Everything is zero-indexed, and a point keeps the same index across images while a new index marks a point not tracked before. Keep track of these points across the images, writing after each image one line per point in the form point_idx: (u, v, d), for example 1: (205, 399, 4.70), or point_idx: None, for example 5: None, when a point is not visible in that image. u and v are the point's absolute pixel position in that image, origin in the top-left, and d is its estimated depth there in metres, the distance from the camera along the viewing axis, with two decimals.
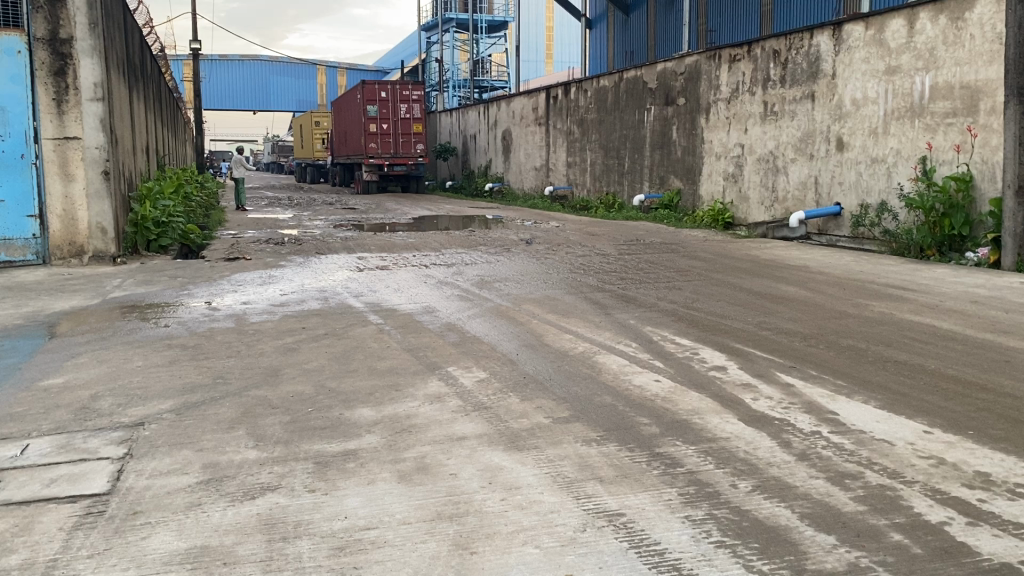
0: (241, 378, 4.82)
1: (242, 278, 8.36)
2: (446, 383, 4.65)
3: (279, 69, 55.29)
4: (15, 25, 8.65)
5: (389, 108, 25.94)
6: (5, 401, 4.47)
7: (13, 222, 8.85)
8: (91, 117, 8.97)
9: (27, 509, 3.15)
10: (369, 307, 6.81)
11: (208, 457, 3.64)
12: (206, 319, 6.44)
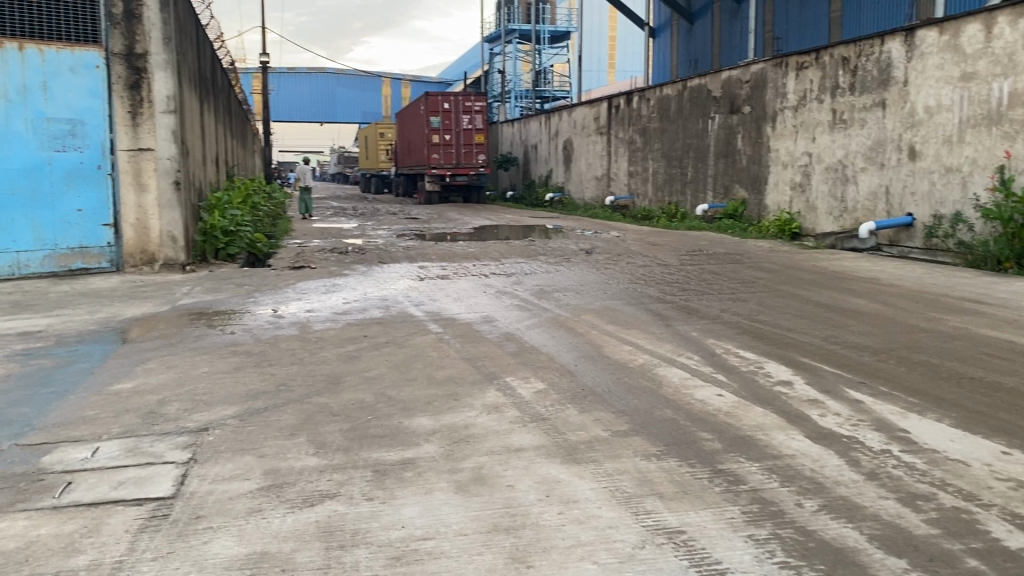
0: (303, 385, 4.88)
1: (306, 286, 8.49)
2: (504, 393, 4.63)
3: (346, 81, 56.31)
4: (94, 41, 8.97)
5: (452, 119, 26.06)
6: (78, 404, 4.60)
7: (89, 231, 9.14)
8: (164, 129, 9.25)
9: (95, 510, 3.22)
10: (429, 316, 6.84)
11: (269, 463, 3.69)
12: (270, 326, 6.55)
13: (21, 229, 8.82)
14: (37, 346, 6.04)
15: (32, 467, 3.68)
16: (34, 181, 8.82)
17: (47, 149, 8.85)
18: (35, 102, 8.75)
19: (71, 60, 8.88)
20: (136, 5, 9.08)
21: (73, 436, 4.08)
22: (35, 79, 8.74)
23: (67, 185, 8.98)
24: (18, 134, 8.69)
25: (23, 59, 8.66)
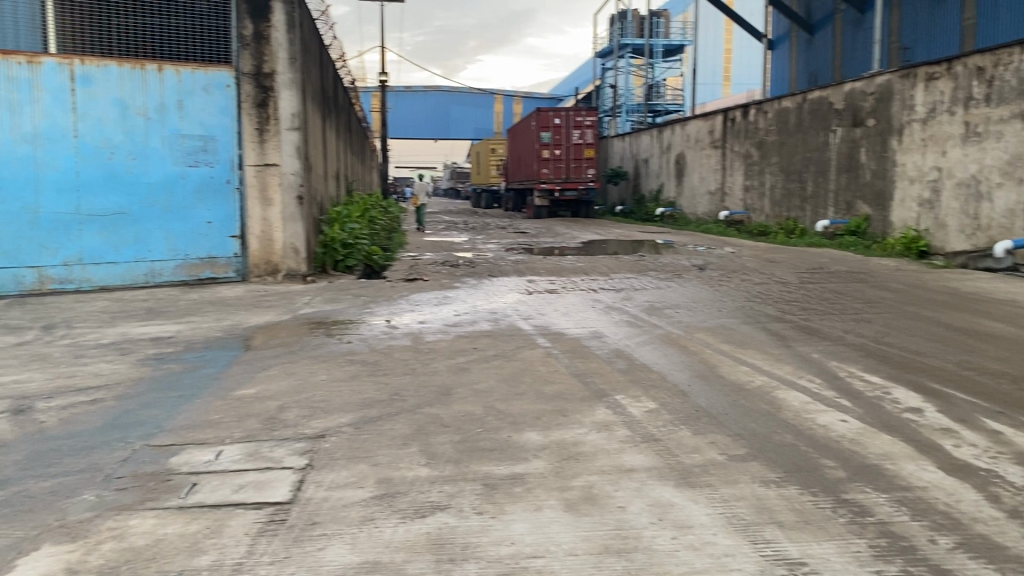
0: (415, 396, 4.94)
1: (419, 298, 8.63)
2: (614, 411, 4.55)
3: (460, 98, 57.39)
4: (226, 61, 9.43)
5: (563, 134, 26.09)
6: (203, 408, 4.80)
7: (217, 242, 9.60)
8: (288, 145, 9.64)
9: (218, 512, 3.34)
10: (538, 330, 6.83)
11: (382, 472, 3.74)
12: (384, 337, 6.69)
13: (156, 240, 9.32)
14: (167, 351, 6.37)
15: (161, 467, 3.85)
16: (168, 195, 9.31)
17: (181, 164, 9.33)
18: (171, 120, 9.23)
19: (204, 80, 9.33)
20: (265, 26, 9.47)
21: (199, 438, 4.26)
22: (172, 99, 9.21)
23: (199, 198, 9.45)
24: (155, 150, 9.19)
25: (162, 80, 9.14)
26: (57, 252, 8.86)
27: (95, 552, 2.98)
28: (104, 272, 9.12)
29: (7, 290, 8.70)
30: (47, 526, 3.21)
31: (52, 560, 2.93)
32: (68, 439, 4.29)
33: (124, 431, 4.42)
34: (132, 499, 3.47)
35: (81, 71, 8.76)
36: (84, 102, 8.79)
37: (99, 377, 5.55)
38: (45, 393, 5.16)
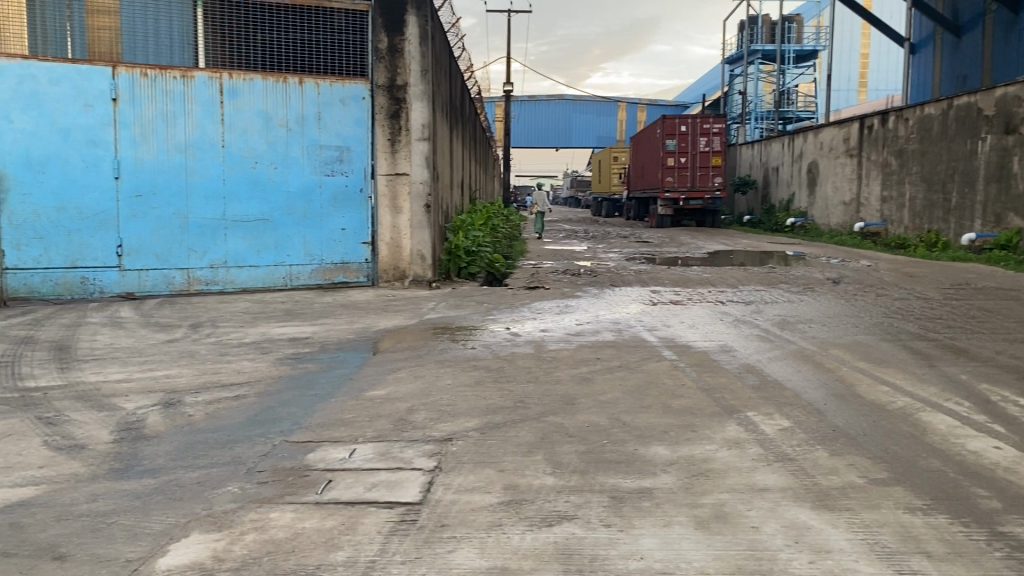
0: (540, 404, 4.95)
1: (541, 306, 8.66)
2: (745, 428, 4.42)
3: (583, 107, 57.42)
4: (362, 74, 9.78)
5: (689, 141, 25.77)
6: (337, 407, 4.97)
7: (350, 248, 9.96)
8: (418, 155, 9.88)
9: (352, 509, 3.44)
10: (663, 341, 6.73)
11: (509, 478, 3.76)
12: (508, 344, 6.74)
13: (293, 245, 9.75)
14: (303, 351, 6.64)
15: (299, 463, 4.01)
16: (306, 202, 9.73)
17: (318, 173, 9.73)
18: (310, 131, 9.64)
19: (342, 92, 9.70)
20: (399, 40, 9.75)
21: (333, 436, 4.41)
22: (312, 110, 9.62)
23: (334, 206, 9.83)
24: (294, 159, 9.63)
25: (302, 93, 9.56)
26: (204, 255, 9.38)
27: (240, 542, 3.12)
28: (245, 275, 9.59)
29: (159, 290, 9.26)
30: (195, 514, 3.39)
31: (201, 547, 3.08)
32: (213, 432, 4.53)
33: (264, 427, 4.62)
34: (272, 493, 3.62)
35: (230, 85, 9.26)
36: (231, 113, 9.29)
37: (241, 374, 5.84)
38: (192, 388, 5.47)
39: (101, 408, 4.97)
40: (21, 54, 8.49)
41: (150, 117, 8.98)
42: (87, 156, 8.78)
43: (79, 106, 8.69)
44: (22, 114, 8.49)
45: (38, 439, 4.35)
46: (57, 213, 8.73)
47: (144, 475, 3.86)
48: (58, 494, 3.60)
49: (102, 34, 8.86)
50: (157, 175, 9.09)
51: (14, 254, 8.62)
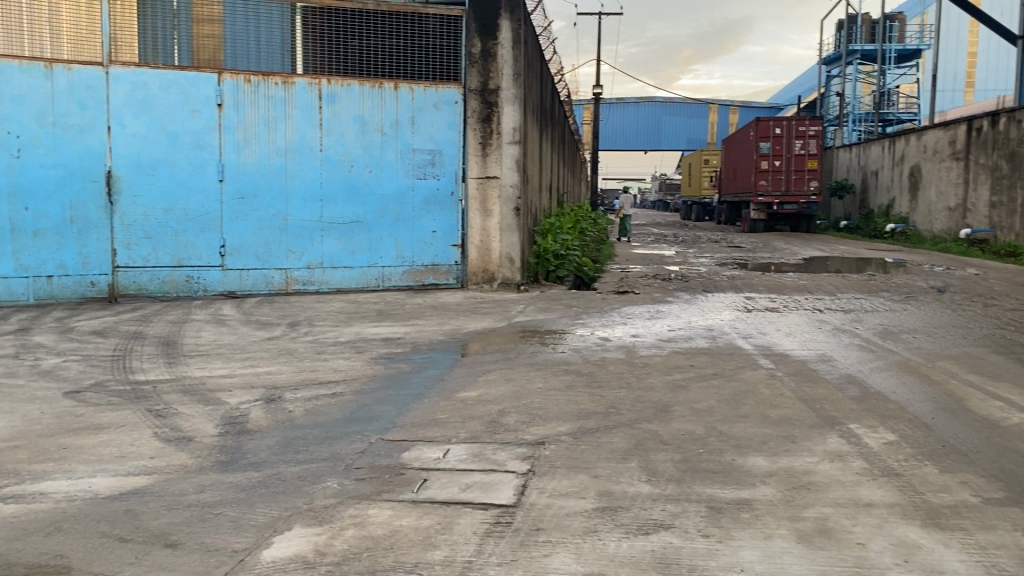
0: (633, 410, 4.89)
1: (631, 311, 8.59)
2: (848, 440, 4.27)
3: (673, 109, 56.72)
4: (455, 78, 9.89)
5: (784, 144, 25.12)
6: (430, 408, 5.03)
7: (441, 250, 10.08)
8: (509, 159, 9.95)
9: (447, 509, 3.48)
10: (759, 350, 6.57)
11: (603, 485, 3.73)
12: (598, 348, 6.70)
13: (386, 247, 9.93)
14: (396, 351, 6.75)
15: (395, 461, 4.07)
16: (399, 205, 9.90)
17: (411, 177, 9.89)
18: (404, 135, 9.81)
19: (435, 97, 9.84)
20: (492, 44, 9.83)
21: (427, 436, 4.46)
22: (406, 115, 9.79)
23: (425, 209, 9.98)
24: (388, 163, 9.81)
25: (397, 97, 9.74)
26: (301, 256, 9.65)
27: (340, 537, 3.19)
28: (340, 275, 9.82)
29: (259, 290, 9.55)
30: (297, 508, 3.48)
31: (303, 541, 3.16)
32: (313, 429, 4.64)
33: (361, 425, 4.72)
34: (369, 490, 3.69)
35: (328, 90, 9.51)
36: (329, 118, 9.54)
37: (338, 373, 5.98)
38: (292, 385, 5.62)
39: (207, 402, 5.16)
40: (134, 62, 8.87)
41: (253, 122, 9.29)
42: (193, 159, 9.13)
43: (187, 111, 9.05)
44: (134, 119, 8.88)
45: (149, 431, 4.54)
46: (165, 214, 9.10)
47: (247, 468, 3.99)
48: (168, 484, 3.75)
49: (206, 42, 9.16)
50: (258, 178, 9.40)
51: (125, 253, 9.00)
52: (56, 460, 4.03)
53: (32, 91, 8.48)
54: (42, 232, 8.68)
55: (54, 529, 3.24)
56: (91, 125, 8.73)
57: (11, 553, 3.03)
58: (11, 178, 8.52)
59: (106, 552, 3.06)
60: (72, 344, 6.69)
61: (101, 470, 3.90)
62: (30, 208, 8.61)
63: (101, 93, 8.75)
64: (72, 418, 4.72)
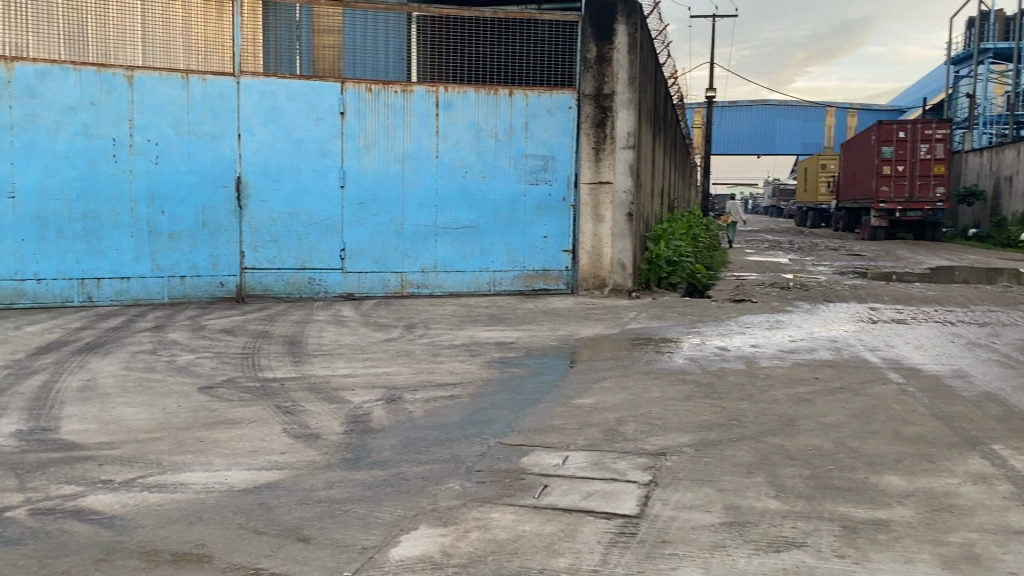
0: (757, 423, 4.76)
1: (749, 320, 8.36)
2: (992, 462, 4.02)
3: (788, 113, 55.12)
4: (569, 84, 9.89)
5: (908, 149, 24.07)
6: (547, 413, 5.02)
7: (552, 255, 10.10)
8: (622, 163, 9.86)
9: (569, 516, 3.45)
10: (888, 363, 6.28)
11: (729, 499, 3.64)
12: (716, 358, 6.55)
13: (498, 251, 10.02)
14: (510, 356, 6.79)
15: (515, 466, 4.08)
16: (511, 210, 9.97)
17: (524, 182, 9.95)
18: (517, 141, 9.88)
19: (549, 102, 9.86)
20: (608, 49, 9.78)
21: (545, 442, 4.45)
22: (520, 121, 9.86)
23: (537, 215, 10.02)
24: (502, 169, 9.89)
25: (511, 104, 9.82)
26: (416, 260, 9.84)
27: (465, 539, 3.22)
28: (453, 279, 9.96)
29: (375, 292, 9.80)
30: (422, 508, 3.54)
31: (429, 541, 3.20)
32: (434, 430, 4.71)
33: (480, 428, 4.76)
34: (491, 493, 3.71)
35: (444, 97, 9.67)
36: (445, 125, 9.70)
37: (454, 375, 6.05)
38: (411, 386, 5.73)
39: (331, 401, 5.32)
40: (263, 72, 9.22)
41: (373, 129, 9.54)
42: (316, 166, 9.44)
43: (311, 119, 9.37)
44: (262, 127, 9.24)
45: (278, 427, 4.71)
46: (290, 218, 9.44)
47: (373, 466, 4.08)
48: (298, 479, 3.88)
49: (326, 52, 9.43)
50: (376, 184, 9.64)
51: (252, 255, 9.37)
52: (194, 452, 4.23)
53: (170, 101, 8.89)
54: (177, 234, 9.09)
55: (196, 519, 3.39)
56: (223, 133, 9.12)
57: (157, 540, 3.19)
58: (150, 183, 8.93)
59: (244, 542, 3.18)
60: (204, 341, 7.01)
61: (236, 464, 4.07)
62: (166, 212, 9.02)
63: (233, 102, 9.13)
64: (208, 412, 4.95)
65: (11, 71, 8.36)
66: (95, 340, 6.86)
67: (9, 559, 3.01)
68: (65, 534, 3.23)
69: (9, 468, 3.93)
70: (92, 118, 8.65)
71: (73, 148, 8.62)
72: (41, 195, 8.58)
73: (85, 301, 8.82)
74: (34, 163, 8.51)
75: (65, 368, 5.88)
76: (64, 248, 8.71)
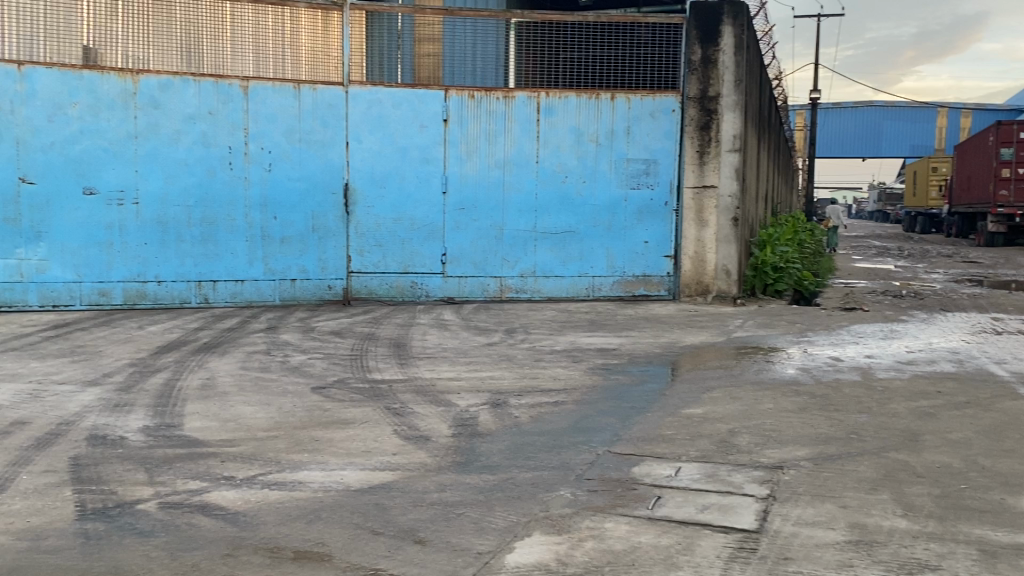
0: (878, 438, 4.55)
1: (862, 330, 8.04)
2: None
3: (895, 113, 53.03)
4: (673, 87, 9.77)
5: None
6: (655, 423, 4.93)
7: (653, 261, 9.99)
8: (728, 167, 9.65)
9: (686, 529, 3.37)
10: (1018, 378, 5.92)
11: (854, 516, 3.48)
12: (830, 369, 6.32)
13: (598, 257, 9.95)
14: (614, 363, 6.71)
15: (626, 475, 4.01)
16: (612, 215, 9.89)
17: (625, 187, 9.86)
18: (619, 146, 9.81)
19: (652, 106, 9.76)
20: (713, 51, 9.59)
21: (656, 452, 4.37)
22: (621, 125, 9.79)
23: (639, 220, 9.91)
24: (603, 173, 9.84)
25: (613, 108, 9.75)
26: (515, 265, 9.87)
27: (580, 548, 3.18)
28: (553, 284, 9.94)
29: (475, 296, 9.87)
30: (534, 515, 3.51)
31: (544, 549, 3.17)
32: (541, 436, 4.69)
33: (587, 435, 4.72)
34: (603, 502, 3.65)
35: (546, 102, 9.68)
36: (546, 131, 9.72)
37: (559, 382, 6.02)
38: (516, 391, 5.73)
39: (438, 404, 5.36)
40: (370, 81, 9.43)
41: (475, 135, 9.63)
42: (420, 172, 9.58)
43: (415, 127, 9.52)
44: (369, 135, 9.44)
45: (389, 428, 4.78)
46: (394, 223, 9.61)
47: (483, 471, 4.09)
48: (412, 481, 3.92)
49: (425, 61, 9.91)
50: (478, 190, 9.72)
51: (358, 260, 9.57)
52: (310, 451, 4.33)
53: (282, 110, 9.18)
54: (288, 239, 9.37)
55: (315, 517, 3.46)
56: (331, 142, 9.36)
57: (280, 537, 3.27)
58: (263, 189, 9.23)
59: (362, 542, 3.23)
60: (314, 342, 7.20)
61: (351, 464, 4.14)
62: (277, 217, 9.31)
63: (341, 111, 9.36)
64: (321, 412, 5.07)
65: (136, 83, 8.76)
66: (212, 340, 7.12)
67: (142, 550, 3.14)
68: (193, 528, 3.34)
69: (139, 462, 4.11)
70: (210, 127, 9.00)
71: (192, 156, 8.99)
72: (162, 201, 8.98)
73: (201, 303, 9.18)
74: (156, 171, 8.92)
75: (185, 367, 6.12)
76: (183, 252, 9.09)
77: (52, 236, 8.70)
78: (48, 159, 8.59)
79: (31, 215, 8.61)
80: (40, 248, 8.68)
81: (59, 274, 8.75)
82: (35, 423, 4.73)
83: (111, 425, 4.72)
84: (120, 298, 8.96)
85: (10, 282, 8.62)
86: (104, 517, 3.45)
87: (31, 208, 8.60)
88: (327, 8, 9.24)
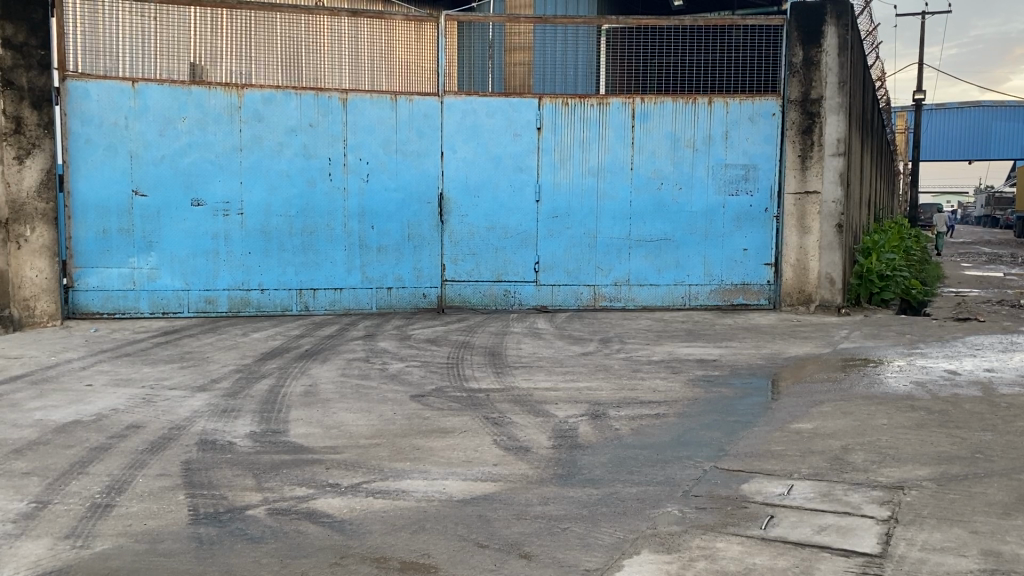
0: (1007, 458, 4.27)
1: (980, 341, 7.61)
2: None
3: (1005, 114, 50.14)
4: (773, 90, 9.51)
5: None
6: (763, 437, 4.75)
7: (753, 269, 9.73)
8: (832, 171, 9.36)
9: (802, 551, 3.21)
10: None
11: (986, 543, 3.26)
12: (948, 383, 5.96)
13: (695, 264, 9.75)
14: (715, 374, 6.53)
15: (736, 493, 3.86)
16: (708, 222, 9.69)
17: (722, 193, 9.65)
18: (717, 151, 9.60)
19: (752, 110, 9.53)
20: (815, 52, 9.33)
21: (766, 468, 4.20)
22: (719, 130, 9.57)
23: (737, 226, 9.68)
24: (700, 179, 9.64)
25: (712, 112, 9.55)
26: (609, 273, 9.75)
27: (691, 569, 3.06)
28: (647, 292, 9.78)
29: (568, 304, 9.79)
30: (642, 531, 3.42)
31: (654, 567, 3.08)
32: (643, 449, 4.58)
33: (691, 450, 4.57)
34: (713, 521, 3.52)
35: (642, 108, 9.55)
36: (641, 136, 9.58)
37: (659, 393, 5.87)
38: (614, 402, 5.63)
39: (537, 414, 5.30)
40: (464, 91, 9.50)
41: (568, 142, 9.57)
42: (514, 180, 9.59)
43: (509, 135, 9.53)
44: (463, 144, 9.50)
45: (489, 438, 4.75)
46: (487, 231, 9.64)
47: (586, 484, 4.01)
48: (515, 493, 3.87)
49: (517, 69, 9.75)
50: (572, 197, 9.65)
51: (453, 268, 9.64)
52: (412, 460, 4.34)
53: (380, 121, 9.33)
54: (385, 248, 9.50)
55: (419, 528, 3.44)
56: (427, 151, 9.47)
57: (385, 547, 3.26)
58: (361, 200, 9.39)
59: (468, 555, 3.20)
60: (411, 350, 7.26)
61: (452, 473, 4.13)
62: (375, 226, 9.45)
63: (437, 121, 9.46)
64: (421, 420, 5.08)
65: (241, 97, 9.03)
66: (313, 347, 7.27)
67: (253, 556, 3.18)
68: (301, 536, 3.37)
69: (247, 468, 4.19)
70: (310, 139, 9.21)
71: (293, 167, 9.21)
72: (265, 211, 9.22)
73: (301, 310, 9.40)
74: (259, 182, 9.17)
75: (289, 374, 6.26)
76: (285, 260, 9.32)
77: (162, 245, 9.04)
78: (158, 171, 8.94)
79: (143, 225, 8.97)
80: (151, 257, 9.03)
81: (168, 282, 9.08)
82: (148, 427, 4.89)
83: (219, 430, 4.84)
84: (225, 305, 9.25)
85: (123, 290, 8.98)
86: (216, 522, 3.52)
87: (143, 219, 8.96)
88: (422, 19, 9.27)
